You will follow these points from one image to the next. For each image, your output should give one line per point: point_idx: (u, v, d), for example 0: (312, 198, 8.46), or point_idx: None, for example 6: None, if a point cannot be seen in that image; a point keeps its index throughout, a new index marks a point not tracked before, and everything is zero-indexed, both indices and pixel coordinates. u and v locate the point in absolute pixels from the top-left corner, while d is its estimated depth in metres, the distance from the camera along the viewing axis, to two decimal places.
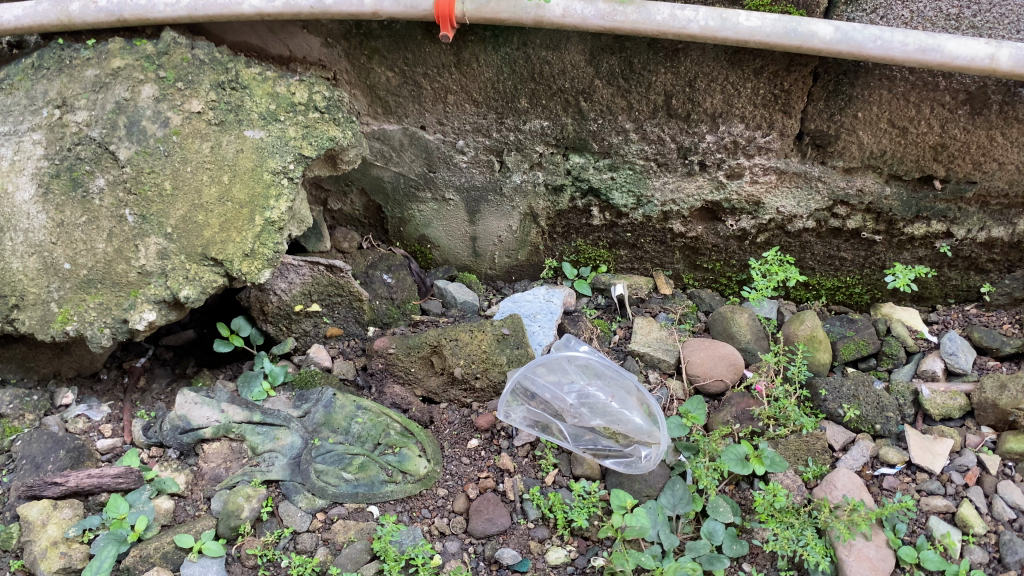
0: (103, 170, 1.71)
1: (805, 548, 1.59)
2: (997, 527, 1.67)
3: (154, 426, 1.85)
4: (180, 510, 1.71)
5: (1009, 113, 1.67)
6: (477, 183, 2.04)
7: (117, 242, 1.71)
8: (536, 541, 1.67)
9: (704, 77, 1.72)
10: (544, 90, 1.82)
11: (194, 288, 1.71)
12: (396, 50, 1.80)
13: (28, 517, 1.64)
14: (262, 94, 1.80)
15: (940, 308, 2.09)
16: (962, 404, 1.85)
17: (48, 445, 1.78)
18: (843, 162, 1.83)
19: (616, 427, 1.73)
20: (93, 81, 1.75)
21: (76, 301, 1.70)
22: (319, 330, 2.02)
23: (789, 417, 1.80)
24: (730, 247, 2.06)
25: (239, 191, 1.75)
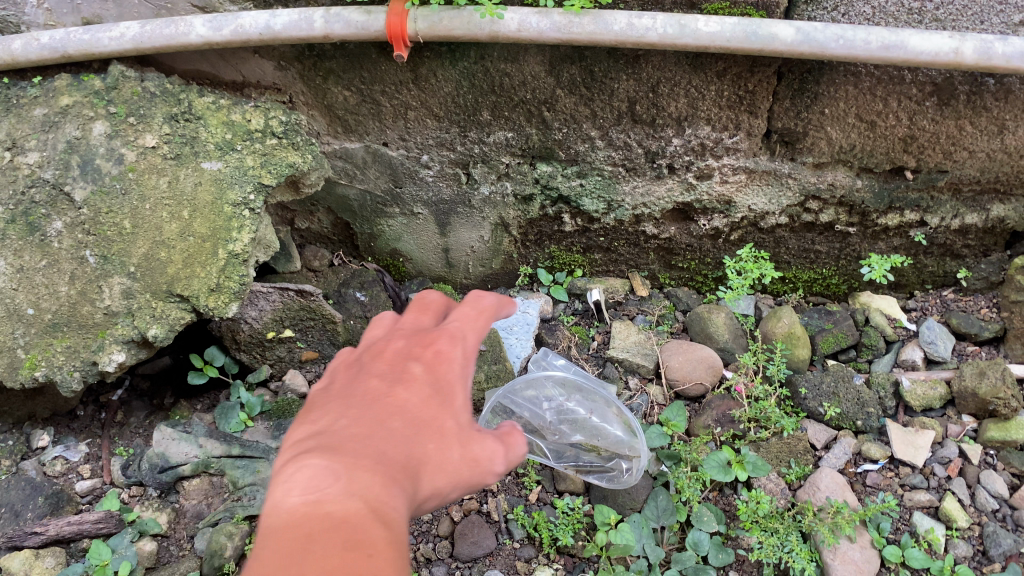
0: (59, 213, 1.67)
1: (790, 554, 1.60)
2: (981, 519, 1.68)
3: (133, 465, 1.85)
4: (164, 551, 1.71)
5: (976, 102, 1.64)
6: (445, 196, 2.01)
7: (79, 285, 1.66)
8: (523, 560, 1.66)
9: (667, 82, 1.68)
10: (505, 102, 1.78)
11: (162, 326, 1.67)
12: (352, 69, 1.76)
13: (11, 568, 1.62)
14: (217, 123, 1.76)
15: (919, 294, 2.08)
16: (943, 394, 1.84)
17: (26, 492, 1.75)
18: (813, 158, 1.81)
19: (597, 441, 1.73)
20: (41, 120, 1.70)
21: (43, 347, 1.64)
22: (294, 355, 2.00)
23: (770, 419, 1.80)
24: (704, 246, 2.05)
25: (200, 225, 1.71)
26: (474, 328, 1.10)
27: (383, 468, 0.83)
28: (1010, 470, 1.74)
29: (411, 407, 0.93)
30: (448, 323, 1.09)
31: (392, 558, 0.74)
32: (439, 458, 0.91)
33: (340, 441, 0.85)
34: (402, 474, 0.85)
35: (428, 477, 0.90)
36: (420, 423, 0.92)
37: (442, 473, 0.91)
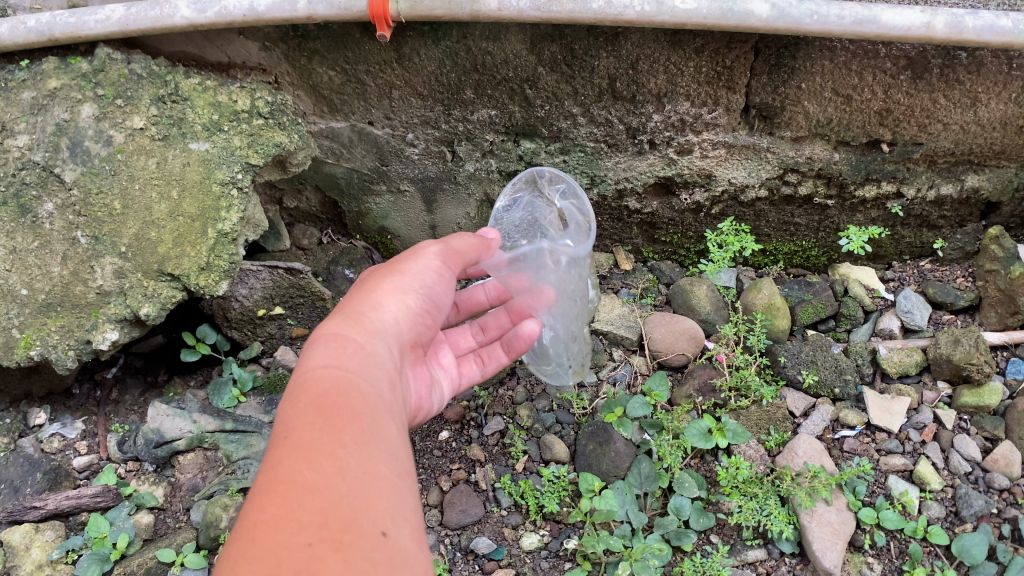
0: (50, 194, 1.69)
1: (768, 517, 1.64)
2: (954, 481, 1.72)
3: (129, 440, 1.87)
4: (160, 523, 1.76)
5: (949, 75, 1.67)
6: (431, 174, 2.05)
7: (72, 265, 1.69)
8: (510, 527, 1.72)
9: (646, 59, 1.71)
10: (488, 80, 1.80)
11: (154, 305, 1.70)
12: (336, 49, 1.78)
13: (12, 542, 1.68)
14: (203, 105, 1.77)
15: (896, 265, 2.14)
16: (919, 360, 1.89)
17: (24, 469, 1.80)
18: (791, 132, 1.85)
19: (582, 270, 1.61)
20: (30, 103, 1.72)
21: (38, 326, 1.69)
22: (285, 331, 2.05)
23: (750, 387, 1.85)
24: (686, 220, 2.10)
25: (189, 205, 1.73)
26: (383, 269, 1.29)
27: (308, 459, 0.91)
28: (982, 434, 1.78)
29: (315, 338, 1.13)
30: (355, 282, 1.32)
31: (303, 467, 0.90)
32: (316, 390, 1.02)
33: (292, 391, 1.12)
34: (293, 421, 0.97)
35: (314, 423, 0.96)
36: (316, 348, 1.11)
37: (331, 401, 1.00)
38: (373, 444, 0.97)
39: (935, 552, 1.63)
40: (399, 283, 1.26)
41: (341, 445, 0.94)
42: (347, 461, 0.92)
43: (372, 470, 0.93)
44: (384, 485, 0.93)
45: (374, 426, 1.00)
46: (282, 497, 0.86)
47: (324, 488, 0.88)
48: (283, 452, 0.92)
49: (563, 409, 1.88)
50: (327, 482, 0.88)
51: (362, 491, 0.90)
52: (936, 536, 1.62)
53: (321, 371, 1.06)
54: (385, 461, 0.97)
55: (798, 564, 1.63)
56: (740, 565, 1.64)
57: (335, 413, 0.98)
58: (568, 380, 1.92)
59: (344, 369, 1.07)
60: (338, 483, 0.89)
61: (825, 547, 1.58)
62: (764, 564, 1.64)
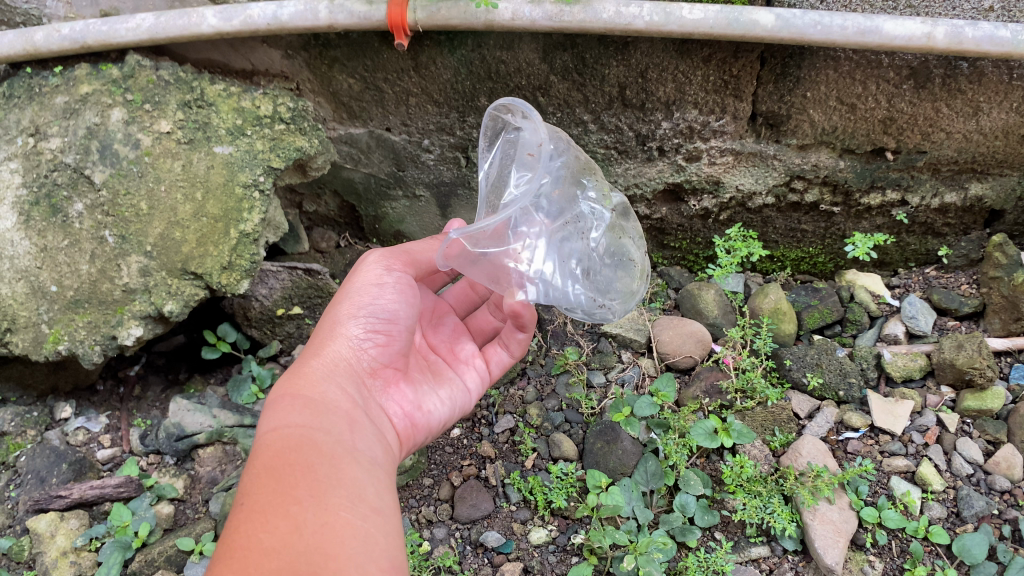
0: (80, 195, 1.75)
1: (772, 515, 1.69)
2: (956, 483, 1.75)
3: (151, 434, 1.94)
4: (180, 514, 1.82)
5: (951, 85, 1.71)
6: (446, 179, 2.11)
7: (100, 263, 1.74)
8: (519, 522, 1.76)
9: (655, 67, 1.76)
10: (502, 88, 1.86)
11: (178, 302, 1.76)
12: (355, 58, 1.85)
13: (37, 529, 1.74)
14: (227, 110, 1.83)
15: (902, 271, 2.17)
16: (923, 365, 1.92)
17: (51, 459, 1.86)
18: (797, 139, 1.89)
19: (569, 186, 1.51)
20: (63, 107, 1.78)
21: (66, 322, 1.75)
22: (302, 331, 2.09)
23: (756, 389, 1.88)
24: (694, 226, 2.15)
25: (213, 207, 1.78)
26: (332, 309, 1.35)
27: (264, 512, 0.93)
28: (985, 437, 1.81)
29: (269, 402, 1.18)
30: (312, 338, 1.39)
31: (258, 530, 0.91)
32: (264, 454, 1.04)
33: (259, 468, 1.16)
34: (246, 488, 0.98)
35: (267, 484, 0.98)
36: (267, 414, 1.14)
37: (282, 459, 1.02)
38: (330, 494, 0.99)
39: (936, 551, 1.65)
40: (345, 315, 1.32)
41: (297, 501, 0.95)
42: (302, 516, 0.93)
43: (330, 521, 0.95)
44: (343, 533, 0.94)
45: (330, 474, 1.02)
46: (238, 563, 0.87)
47: (281, 547, 0.89)
48: (238, 518, 0.94)
49: (571, 409, 1.94)
50: (282, 541, 0.90)
51: (321, 543, 0.91)
52: (936, 535, 1.65)
53: (271, 433, 1.08)
54: (345, 508, 0.98)
55: (801, 561, 1.66)
56: (743, 561, 1.67)
57: (286, 470, 1.00)
58: (577, 380, 1.97)
59: (292, 426, 1.09)
60: (293, 541, 0.90)
61: (826, 545, 1.61)
62: (767, 561, 1.67)
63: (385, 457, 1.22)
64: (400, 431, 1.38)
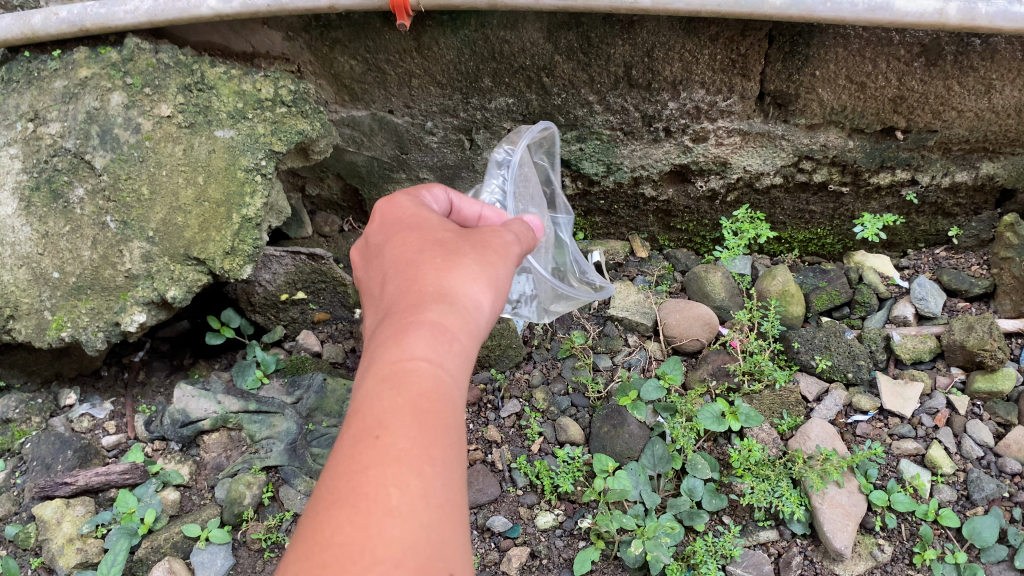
0: (81, 180, 1.73)
1: (780, 498, 1.66)
2: (966, 466, 1.74)
3: (156, 420, 1.92)
4: (186, 500, 1.80)
5: (963, 62, 1.68)
6: (450, 162, 2.11)
7: (102, 249, 1.73)
8: (526, 507, 1.75)
9: (661, 46, 1.73)
10: (506, 68, 1.84)
11: (180, 288, 1.74)
12: (357, 39, 1.82)
13: (43, 517, 1.73)
14: (228, 93, 1.81)
15: (911, 252, 2.16)
16: (932, 347, 1.90)
17: (56, 446, 1.85)
18: (806, 119, 1.87)
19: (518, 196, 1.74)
20: (62, 91, 1.76)
21: (68, 308, 1.73)
22: (307, 316, 2.11)
23: (764, 372, 1.87)
24: (701, 208, 2.13)
25: (214, 191, 1.76)
26: (475, 248, 1.14)
27: (402, 463, 0.83)
28: (995, 419, 1.79)
29: (421, 325, 0.97)
30: (420, 248, 1.12)
31: (389, 482, 0.81)
32: (415, 387, 0.90)
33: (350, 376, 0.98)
34: (386, 418, 0.87)
35: (409, 426, 0.86)
36: (422, 338, 0.95)
37: (429, 402, 0.89)
38: (456, 463, 0.89)
39: (946, 534, 1.64)
40: (496, 281, 1.11)
41: (431, 461, 0.85)
42: (433, 484, 0.84)
43: (451, 497, 0.86)
44: (456, 517, 0.87)
45: (458, 440, 0.92)
46: (361, 518, 0.78)
47: (407, 515, 0.80)
48: (371, 457, 0.83)
49: (578, 393, 1.93)
50: (412, 508, 0.81)
51: (442, 524, 0.83)
52: (946, 519, 1.64)
53: (427, 368, 0.92)
54: (461, 487, 0.89)
55: (810, 545, 1.65)
56: (752, 545, 1.66)
57: (431, 421, 0.88)
58: (583, 364, 1.96)
59: (444, 372, 0.94)
60: (420, 511, 0.81)
61: (836, 529, 1.60)
62: (775, 545, 1.66)
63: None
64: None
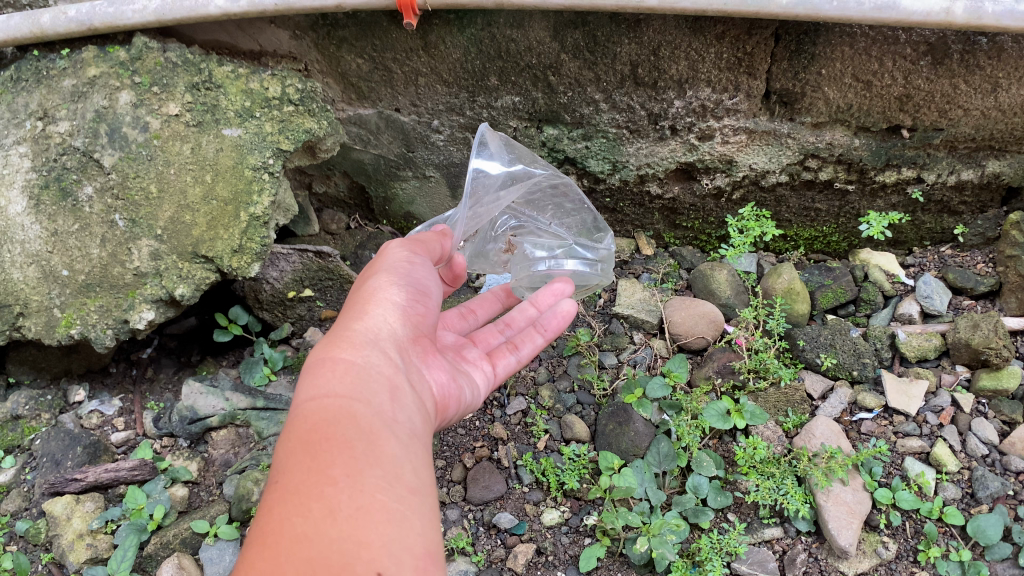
0: (89, 179, 1.73)
1: (785, 496, 1.67)
2: (971, 464, 1.74)
3: (164, 417, 1.96)
4: (194, 496, 1.82)
5: (969, 60, 1.68)
6: (456, 159, 2.11)
7: (110, 247, 1.74)
8: (531, 503, 1.76)
9: (667, 45, 1.74)
10: (512, 67, 1.84)
11: (189, 285, 1.76)
12: (364, 38, 1.82)
13: (53, 512, 1.74)
14: (236, 92, 1.81)
15: (917, 250, 2.16)
16: (938, 345, 1.90)
17: (66, 442, 1.86)
18: (812, 117, 1.87)
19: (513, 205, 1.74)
20: (71, 90, 1.76)
21: (78, 306, 1.75)
22: (314, 313, 2.12)
23: (768, 369, 1.87)
24: (707, 205, 2.14)
25: (222, 189, 1.77)
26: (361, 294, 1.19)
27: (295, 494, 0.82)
28: (1000, 417, 1.80)
29: (309, 379, 1.01)
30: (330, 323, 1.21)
31: (290, 515, 0.80)
32: (304, 429, 0.92)
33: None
34: (283, 468, 0.87)
35: (304, 462, 0.86)
36: (308, 390, 0.99)
37: (318, 430, 0.90)
38: (370, 471, 0.86)
39: (950, 532, 1.65)
40: (375, 299, 1.16)
41: (331, 482, 0.83)
42: (336, 500, 0.81)
43: (367, 502, 0.82)
44: (383, 514, 0.82)
45: (370, 449, 0.89)
46: (269, 555, 0.77)
47: (311, 535, 0.78)
48: (273, 502, 0.83)
49: (583, 390, 1.94)
50: (314, 527, 0.78)
51: (356, 528, 0.79)
52: (951, 516, 1.64)
53: (311, 407, 0.95)
54: (383, 488, 0.85)
55: (814, 542, 1.65)
56: (757, 542, 1.67)
57: (323, 446, 0.88)
58: (588, 361, 1.97)
59: (334, 400, 0.95)
60: (326, 527, 0.78)
61: (840, 526, 1.60)
62: (780, 542, 1.67)
63: (429, 430, 1.09)
64: (437, 398, 1.20)
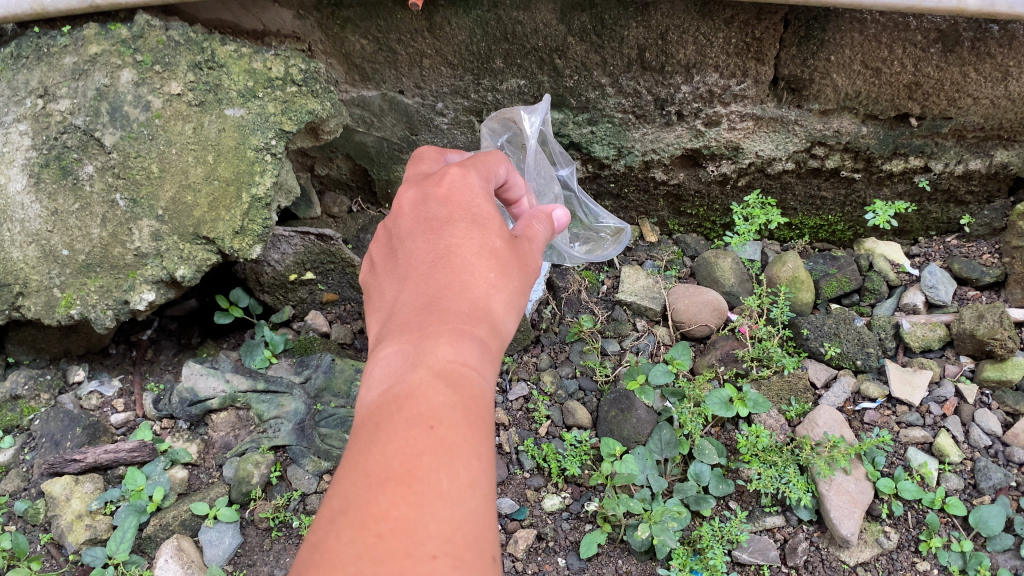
0: (90, 158, 1.72)
1: (787, 485, 1.66)
2: (974, 454, 1.74)
3: (164, 398, 1.93)
4: (194, 478, 1.81)
5: (980, 48, 1.66)
6: (460, 143, 2.10)
7: (111, 227, 1.73)
8: (533, 489, 1.76)
9: (675, 29, 1.72)
10: (518, 49, 1.82)
11: (189, 267, 1.74)
12: (368, 18, 1.82)
13: (52, 493, 1.74)
14: (239, 72, 1.79)
15: (922, 240, 2.15)
16: (942, 335, 1.89)
17: (65, 423, 1.85)
18: (819, 105, 1.85)
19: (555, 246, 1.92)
20: (71, 68, 1.74)
21: (78, 286, 1.74)
22: (315, 296, 2.11)
23: (772, 358, 1.87)
24: (712, 192, 2.12)
25: (224, 169, 1.75)
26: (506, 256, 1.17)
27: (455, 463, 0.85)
28: (1004, 408, 1.79)
29: (471, 334, 0.98)
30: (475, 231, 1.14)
31: (444, 470, 0.83)
32: (469, 391, 0.92)
33: (391, 362, 0.97)
34: (444, 415, 0.88)
35: (461, 423, 0.89)
36: (472, 347, 0.97)
37: (478, 410, 0.92)
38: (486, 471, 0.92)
39: (952, 523, 1.65)
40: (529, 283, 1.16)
41: (478, 459, 0.88)
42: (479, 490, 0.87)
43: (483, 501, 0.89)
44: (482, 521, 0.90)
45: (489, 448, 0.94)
46: (416, 499, 0.81)
47: (458, 502, 0.83)
48: (424, 447, 0.85)
49: (585, 376, 1.93)
50: (459, 495, 0.83)
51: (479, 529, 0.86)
52: (953, 507, 1.64)
53: (475, 375, 0.95)
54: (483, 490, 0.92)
55: (816, 531, 1.65)
56: (758, 531, 1.66)
57: (480, 427, 0.91)
58: (591, 348, 1.96)
59: (486, 381, 0.96)
60: (470, 510, 0.84)
61: (842, 516, 1.59)
62: (781, 531, 1.67)
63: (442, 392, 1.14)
64: None
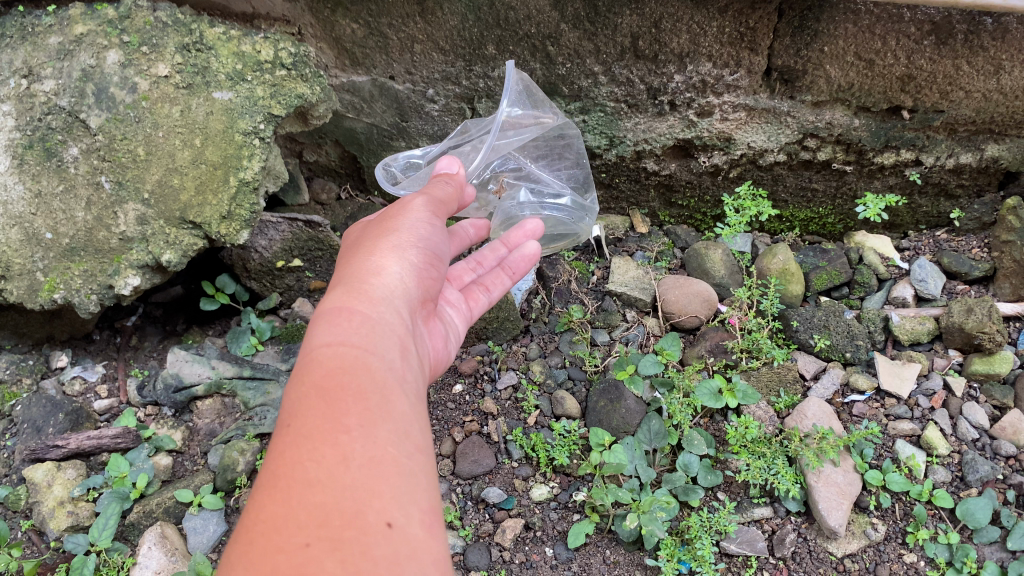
0: (75, 139, 1.69)
1: (776, 476, 1.66)
2: (961, 447, 1.73)
3: (148, 385, 1.91)
4: (178, 466, 1.79)
5: (973, 41, 1.66)
6: (450, 131, 2.08)
7: (96, 211, 1.70)
8: (520, 479, 1.75)
9: (669, 18, 1.72)
10: (510, 36, 1.81)
11: (175, 252, 1.72)
12: (360, 2, 1.81)
13: (34, 480, 1.71)
14: (227, 54, 1.74)
15: (912, 234, 2.15)
16: (931, 329, 1.89)
17: (47, 409, 1.82)
18: (812, 96, 1.85)
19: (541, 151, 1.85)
20: (56, 48, 1.71)
21: (61, 270, 1.71)
22: (303, 283, 2.09)
23: (761, 350, 1.87)
24: (703, 182, 2.12)
25: (212, 153, 1.72)
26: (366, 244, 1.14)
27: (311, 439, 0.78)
28: (991, 402, 1.79)
29: (320, 326, 0.95)
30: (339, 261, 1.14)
31: (304, 459, 0.76)
32: (320, 373, 0.87)
33: None
34: (296, 411, 0.83)
35: (317, 408, 0.82)
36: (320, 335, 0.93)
37: (334, 377, 0.86)
38: (389, 424, 0.83)
39: (939, 515, 1.64)
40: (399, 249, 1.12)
41: (348, 425, 0.80)
42: (351, 447, 0.78)
43: (380, 454, 0.79)
44: (394, 468, 0.78)
45: (384, 403, 0.85)
46: (281, 496, 0.74)
47: (326, 482, 0.74)
48: (284, 446, 0.79)
49: (575, 366, 1.92)
50: (329, 474, 0.74)
51: (370, 480, 0.76)
52: (941, 499, 1.63)
53: (329, 352, 0.90)
54: (395, 442, 0.81)
55: (804, 522, 1.65)
56: (746, 522, 1.65)
57: (343, 392, 0.84)
58: (580, 338, 1.96)
59: (350, 348, 0.90)
60: (340, 473, 0.75)
61: (830, 507, 1.59)
62: (769, 522, 1.66)
63: (428, 393, 1.05)
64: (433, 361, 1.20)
